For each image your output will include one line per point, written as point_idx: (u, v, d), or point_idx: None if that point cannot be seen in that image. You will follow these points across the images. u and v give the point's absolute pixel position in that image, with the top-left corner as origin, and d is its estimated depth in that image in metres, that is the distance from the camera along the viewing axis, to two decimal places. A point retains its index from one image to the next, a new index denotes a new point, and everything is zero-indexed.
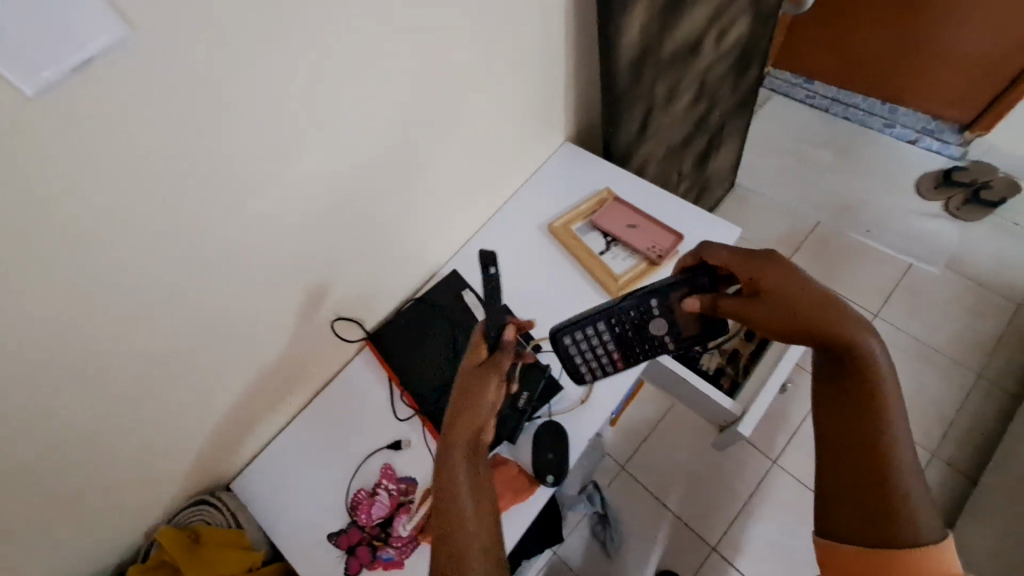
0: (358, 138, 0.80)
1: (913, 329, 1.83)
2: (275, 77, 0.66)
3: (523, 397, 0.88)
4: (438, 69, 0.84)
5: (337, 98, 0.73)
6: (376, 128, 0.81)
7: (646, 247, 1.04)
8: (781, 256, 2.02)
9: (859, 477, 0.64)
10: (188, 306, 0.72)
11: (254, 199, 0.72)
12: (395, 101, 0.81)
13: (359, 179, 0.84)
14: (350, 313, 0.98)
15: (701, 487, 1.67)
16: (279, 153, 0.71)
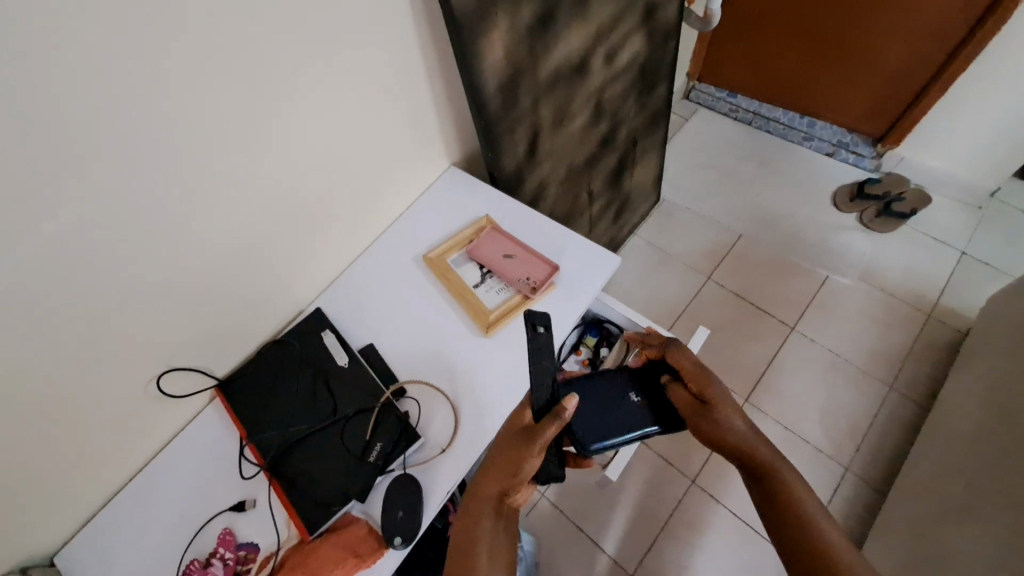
0: (176, 179, 0.72)
1: (830, 341, 1.84)
2: (46, 117, 0.58)
3: (375, 449, 0.84)
4: (272, 102, 0.78)
5: (136, 125, 0.65)
6: (198, 164, 0.74)
7: (520, 278, 1.00)
8: (704, 271, 2.02)
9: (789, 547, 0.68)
10: None
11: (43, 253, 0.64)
12: (220, 136, 0.74)
13: (183, 223, 0.76)
14: (194, 361, 0.89)
15: (639, 518, 1.61)
16: (62, 187, 0.62)
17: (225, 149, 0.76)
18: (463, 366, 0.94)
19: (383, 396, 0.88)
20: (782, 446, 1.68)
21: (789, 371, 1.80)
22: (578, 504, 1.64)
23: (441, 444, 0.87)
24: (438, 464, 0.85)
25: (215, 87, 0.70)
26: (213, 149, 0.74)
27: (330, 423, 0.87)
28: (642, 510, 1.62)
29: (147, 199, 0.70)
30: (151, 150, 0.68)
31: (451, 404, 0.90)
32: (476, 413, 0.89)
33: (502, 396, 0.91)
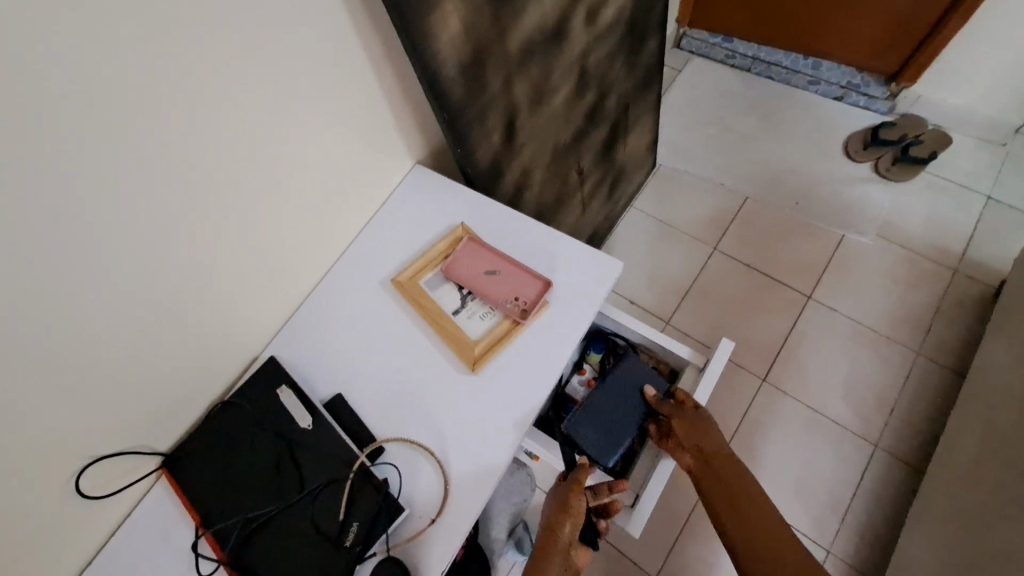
0: (46, 240, 0.56)
1: (848, 308, 1.71)
2: None
3: (352, 531, 0.70)
4: (165, 123, 0.60)
5: None
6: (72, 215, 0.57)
7: (507, 300, 0.84)
8: (709, 241, 1.86)
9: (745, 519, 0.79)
10: None
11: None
12: (98, 178, 0.57)
13: (72, 290, 0.60)
14: (127, 443, 0.74)
15: (658, 518, 1.51)
16: None
17: (110, 191, 0.59)
18: (450, 413, 0.80)
19: (357, 462, 0.74)
20: (805, 427, 1.57)
21: (808, 345, 1.67)
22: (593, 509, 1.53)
23: (431, 514, 0.73)
24: (430, 538, 0.72)
25: (73, 116, 0.52)
26: (93, 194, 0.58)
27: (296, 503, 0.73)
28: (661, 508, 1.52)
29: (11, 275, 0.54)
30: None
31: (440, 465, 0.77)
32: (470, 470, 0.76)
33: (499, 447, 0.77)
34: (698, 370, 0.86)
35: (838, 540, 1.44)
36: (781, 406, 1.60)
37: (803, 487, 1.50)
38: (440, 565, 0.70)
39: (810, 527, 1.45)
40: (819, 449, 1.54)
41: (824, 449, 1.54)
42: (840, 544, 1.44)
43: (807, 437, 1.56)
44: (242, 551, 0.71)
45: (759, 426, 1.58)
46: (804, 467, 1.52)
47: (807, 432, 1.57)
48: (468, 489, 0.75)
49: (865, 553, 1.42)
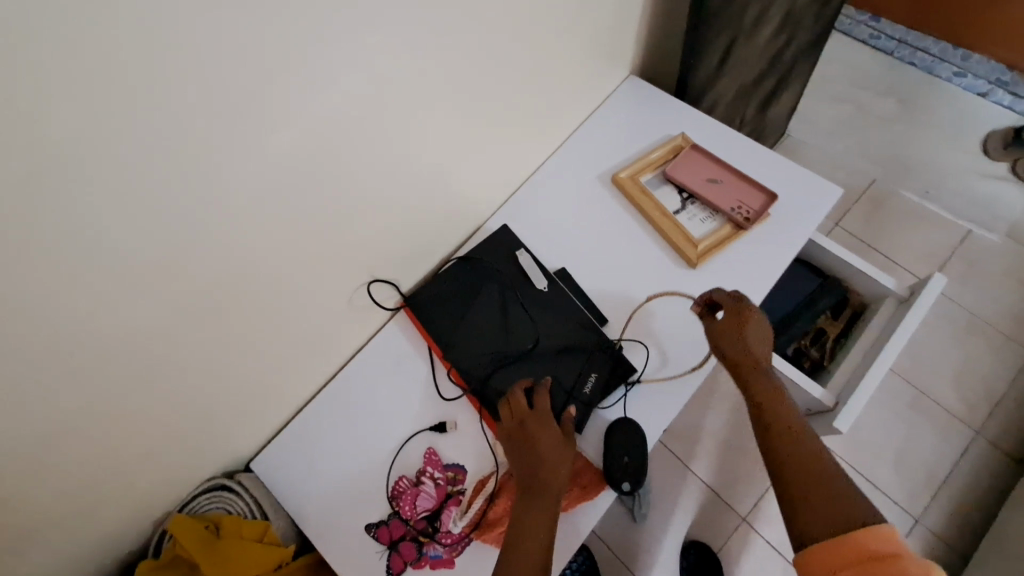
0: (394, 55, 0.65)
1: (965, 300, 1.71)
2: None
3: (590, 381, 0.78)
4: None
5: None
6: (414, 45, 0.66)
7: (731, 207, 0.89)
8: (832, 217, 1.86)
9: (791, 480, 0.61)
10: (204, 253, 0.61)
11: (278, 131, 0.59)
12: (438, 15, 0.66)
13: (394, 110, 0.69)
14: (384, 273, 0.85)
15: None
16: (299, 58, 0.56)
17: (442, 26, 0.68)
18: (670, 299, 0.86)
19: (591, 326, 0.82)
20: (910, 404, 1.60)
21: (920, 329, 1.69)
22: None
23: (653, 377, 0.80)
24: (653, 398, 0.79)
25: None
26: (432, 25, 0.66)
27: (536, 352, 0.81)
28: None
29: (369, 84, 0.64)
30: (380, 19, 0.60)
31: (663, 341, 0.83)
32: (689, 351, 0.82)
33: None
34: (902, 300, 0.88)
35: (929, 512, 1.49)
36: (887, 382, 1.63)
37: (899, 460, 1.55)
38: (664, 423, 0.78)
39: (903, 497, 1.51)
40: (920, 427, 1.58)
41: (925, 428, 1.57)
42: (930, 517, 1.49)
43: (910, 414, 1.59)
44: (483, 383, 0.80)
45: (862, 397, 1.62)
46: (902, 442, 1.56)
47: (911, 411, 1.60)
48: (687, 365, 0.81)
49: (957, 529, 1.46)
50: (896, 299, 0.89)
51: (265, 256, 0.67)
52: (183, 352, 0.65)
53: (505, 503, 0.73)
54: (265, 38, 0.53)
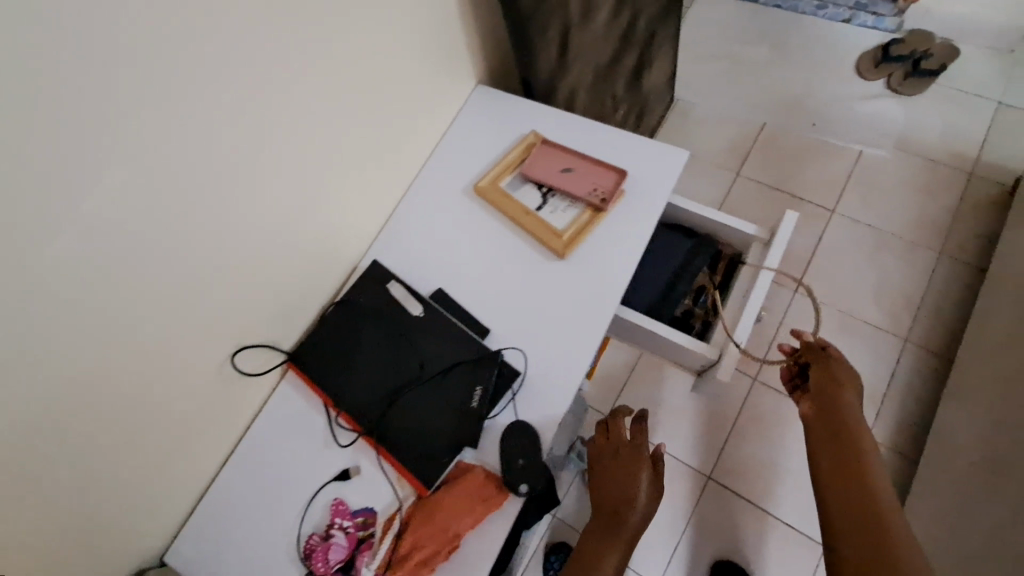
0: (195, 128, 0.63)
1: (870, 218, 1.79)
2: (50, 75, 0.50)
3: (477, 394, 0.78)
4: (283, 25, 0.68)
5: (146, 81, 0.57)
6: (217, 113, 0.65)
7: (587, 191, 0.91)
8: (732, 168, 1.92)
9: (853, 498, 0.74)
10: (37, 378, 0.58)
11: (83, 235, 0.57)
12: (233, 78, 0.65)
13: (215, 180, 0.68)
14: (260, 337, 0.83)
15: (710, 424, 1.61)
16: (81, 159, 0.54)
17: (242, 88, 0.67)
18: (546, 294, 0.88)
19: (471, 340, 0.83)
20: (840, 328, 1.66)
21: (835, 255, 1.76)
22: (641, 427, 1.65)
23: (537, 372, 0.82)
24: (541, 392, 0.81)
25: (213, 17, 0.60)
26: (228, 89, 0.65)
27: (422, 379, 0.81)
28: (711, 416, 1.62)
29: (174, 163, 0.63)
30: (165, 100, 0.60)
31: (544, 337, 0.85)
32: (570, 339, 0.84)
33: (594, 319, 0.85)
34: (766, 243, 0.92)
35: (877, 426, 1.54)
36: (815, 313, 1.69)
37: None
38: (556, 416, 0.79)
39: None
40: (853, 348, 1.64)
41: (858, 347, 1.63)
42: (880, 431, 1.54)
43: (841, 338, 1.65)
44: (375, 422, 0.80)
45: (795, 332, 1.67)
46: None
47: (842, 334, 1.66)
48: (570, 353, 0.83)
49: (905, 435, 1.52)
50: (761, 242, 0.94)
51: (117, 360, 0.64)
52: (48, 477, 0.62)
53: (412, 535, 0.74)
54: (37, 146, 0.51)
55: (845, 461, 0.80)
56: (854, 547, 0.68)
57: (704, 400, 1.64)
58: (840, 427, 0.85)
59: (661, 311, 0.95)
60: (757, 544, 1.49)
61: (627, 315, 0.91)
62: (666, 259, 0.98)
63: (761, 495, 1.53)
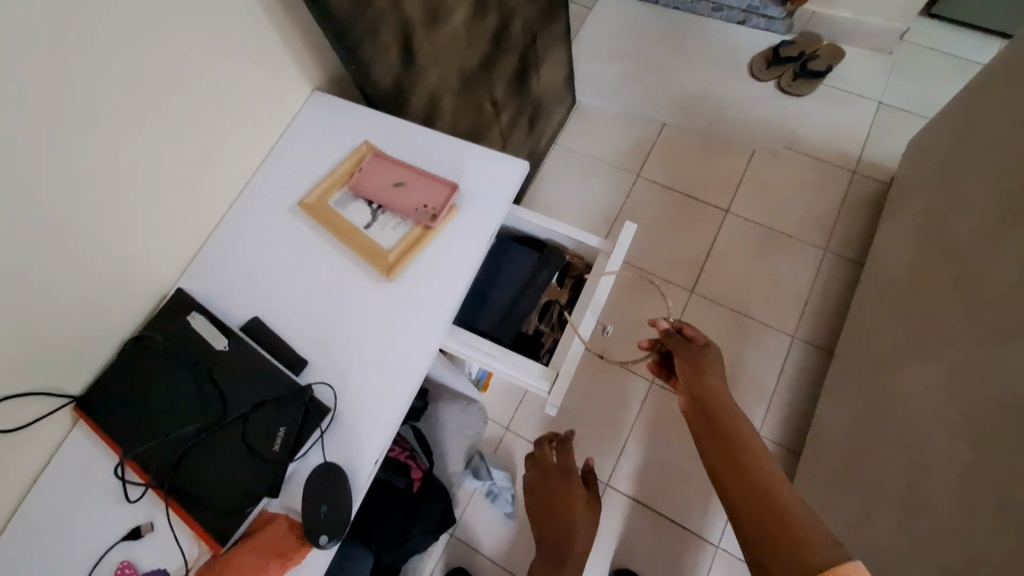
0: None
1: (762, 217, 1.82)
2: None
3: (279, 437, 0.72)
4: (18, 36, 0.59)
5: None
6: None
7: (416, 208, 0.85)
8: (632, 169, 1.92)
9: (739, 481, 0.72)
10: None
11: None
12: None
13: None
14: (36, 383, 0.72)
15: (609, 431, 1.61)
16: None
17: None
18: (371, 320, 0.81)
19: (280, 376, 0.76)
20: (733, 328, 1.68)
21: (729, 255, 1.78)
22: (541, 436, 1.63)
23: (351, 407, 0.75)
24: (355, 429, 0.74)
25: None
26: None
27: (222, 423, 0.73)
28: (610, 423, 1.61)
29: None
30: None
31: (365, 367, 0.78)
32: (393, 370, 0.78)
33: (421, 346, 0.79)
34: (608, 254, 0.89)
35: (767, 423, 1.57)
36: (710, 313, 1.71)
37: (734, 382, 1.62)
38: (370, 457, 0.73)
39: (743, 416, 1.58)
40: (746, 346, 1.66)
41: (750, 346, 1.66)
42: (770, 428, 1.56)
43: (734, 337, 1.67)
44: (169, 473, 0.72)
45: (692, 334, 1.68)
46: (734, 366, 1.64)
47: (735, 333, 1.68)
48: (391, 384, 0.77)
49: (792, 431, 1.55)
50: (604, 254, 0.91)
51: None
52: None
53: None
54: None
55: (730, 444, 0.78)
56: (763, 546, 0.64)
57: (603, 406, 1.63)
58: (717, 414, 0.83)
59: (505, 331, 0.91)
60: (653, 549, 1.49)
61: (463, 339, 0.86)
62: (513, 275, 0.95)
63: (657, 499, 1.53)
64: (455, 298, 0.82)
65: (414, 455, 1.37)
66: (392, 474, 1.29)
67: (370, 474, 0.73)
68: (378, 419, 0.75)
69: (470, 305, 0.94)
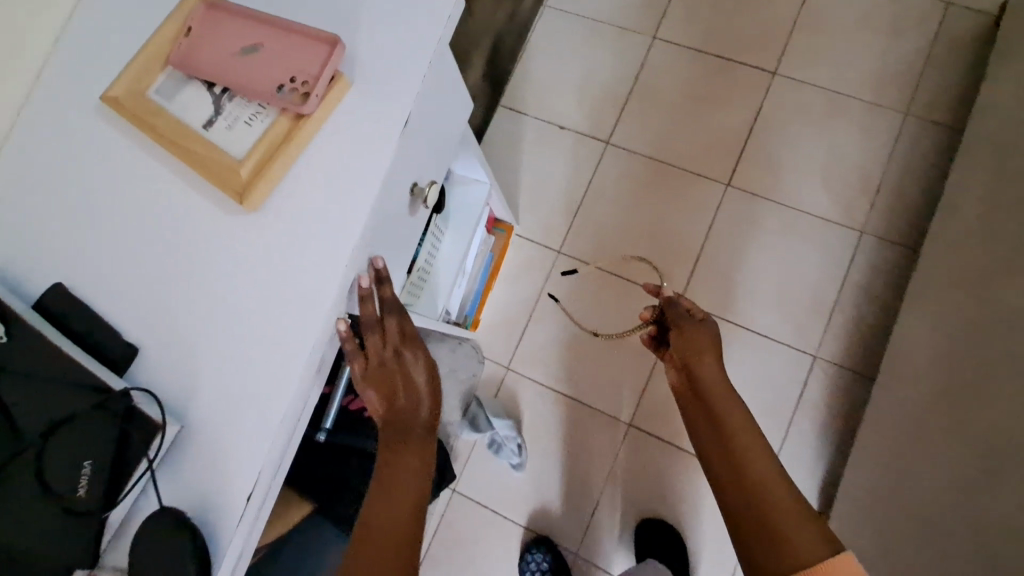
0: None
1: (817, 77, 1.39)
2: None
3: (84, 477, 0.47)
4: None
5: None
6: None
7: (276, 85, 0.54)
8: (646, 30, 1.47)
9: (726, 466, 0.73)
10: None
11: None
12: None
13: None
14: None
15: (629, 364, 1.33)
16: None
17: None
18: (227, 283, 0.54)
19: (80, 380, 0.49)
20: (782, 227, 1.33)
21: (775, 133, 1.38)
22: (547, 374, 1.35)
23: (197, 422, 0.52)
24: (206, 453, 0.52)
25: None
26: None
27: (2, 459, 0.46)
28: (631, 355, 1.33)
29: None
30: None
31: (217, 358, 0.53)
32: (267, 356, 0.53)
33: (298, 324, 0.54)
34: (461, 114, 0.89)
35: (825, 343, 1.26)
36: (752, 210, 1.35)
37: (783, 295, 1.30)
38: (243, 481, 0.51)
39: (796, 337, 1.27)
40: (798, 249, 1.32)
41: (804, 248, 1.31)
42: (828, 348, 1.26)
43: (784, 239, 1.32)
44: None
45: (730, 240, 1.34)
46: (784, 277, 1.30)
47: (785, 234, 1.33)
48: (256, 384, 0.53)
49: (859, 350, 1.25)
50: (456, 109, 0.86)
51: None
52: None
53: None
54: None
55: (741, 482, 0.70)
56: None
57: (621, 336, 1.34)
58: (727, 438, 0.75)
59: None
60: (690, 494, 1.26)
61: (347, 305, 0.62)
62: None
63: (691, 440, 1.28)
64: (342, 250, 0.55)
65: None
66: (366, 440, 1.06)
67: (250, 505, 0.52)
68: (240, 438, 0.52)
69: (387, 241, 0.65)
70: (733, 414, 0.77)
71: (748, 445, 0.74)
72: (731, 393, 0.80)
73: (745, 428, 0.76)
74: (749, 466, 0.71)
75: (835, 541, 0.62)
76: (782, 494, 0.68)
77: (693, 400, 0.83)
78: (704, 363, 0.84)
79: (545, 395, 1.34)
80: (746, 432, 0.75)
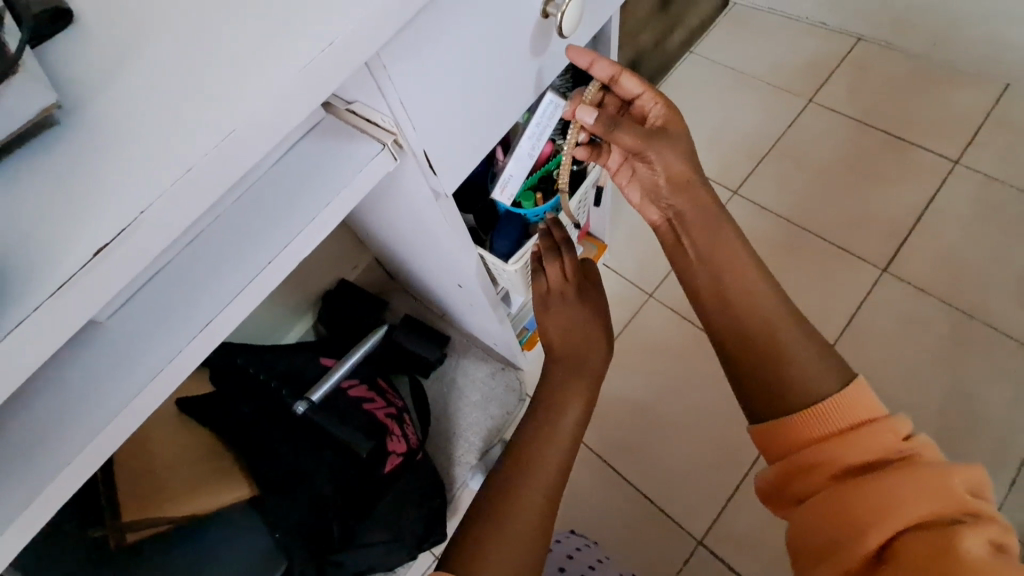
0: None
1: (1012, 176, 1.15)
2: None
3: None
4: None
5: None
6: None
7: None
8: (802, 92, 1.31)
9: (760, 379, 0.51)
10: None
11: None
12: None
13: None
14: None
15: (719, 458, 0.97)
16: None
17: None
18: None
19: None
20: (951, 338, 1.04)
21: (953, 226, 1.13)
22: (604, 439, 1.00)
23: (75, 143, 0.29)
24: (59, 199, 0.29)
25: None
26: None
27: None
28: (725, 446, 0.97)
29: None
30: None
31: (161, 50, 0.31)
32: (225, 72, 0.30)
33: (287, 50, 0.31)
34: (606, 36, 0.64)
35: (1003, 503, 0.92)
36: (913, 309, 1.07)
37: (944, 423, 0.98)
38: (89, 244, 0.28)
39: None
40: (973, 370, 1.01)
41: (981, 371, 1.01)
42: (1008, 513, 0.91)
43: (953, 353, 1.03)
44: None
45: (874, 336, 1.06)
46: (945, 398, 1.00)
47: (955, 347, 1.03)
48: (179, 114, 0.30)
49: None
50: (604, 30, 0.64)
51: None
52: None
53: None
54: None
55: (745, 336, 0.52)
56: (816, 485, 0.46)
57: (715, 417, 0.99)
58: (718, 275, 0.55)
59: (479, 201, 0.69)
60: None
61: (358, 151, 0.43)
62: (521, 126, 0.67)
63: None
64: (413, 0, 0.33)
65: (405, 417, 0.86)
66: (352, 434, 0.76)
67: (75, 300, 0.28)
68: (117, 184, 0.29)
69: (477, 73, 0.44)
70: (752, 297, 0.53)
71: (780, 345, 0.50)
72: (724, 224, 0.57)
73: (760, 310, 0.52)
74: (775, 381, 0.50)
75: (845, 371, 0.49)
76: (792, 339, 0.51)
77: (674, 241, 0.60)
78: (686, 199, 0.58)
79: (594, 468, 0.99)
80: (780, 333, 0.51)
